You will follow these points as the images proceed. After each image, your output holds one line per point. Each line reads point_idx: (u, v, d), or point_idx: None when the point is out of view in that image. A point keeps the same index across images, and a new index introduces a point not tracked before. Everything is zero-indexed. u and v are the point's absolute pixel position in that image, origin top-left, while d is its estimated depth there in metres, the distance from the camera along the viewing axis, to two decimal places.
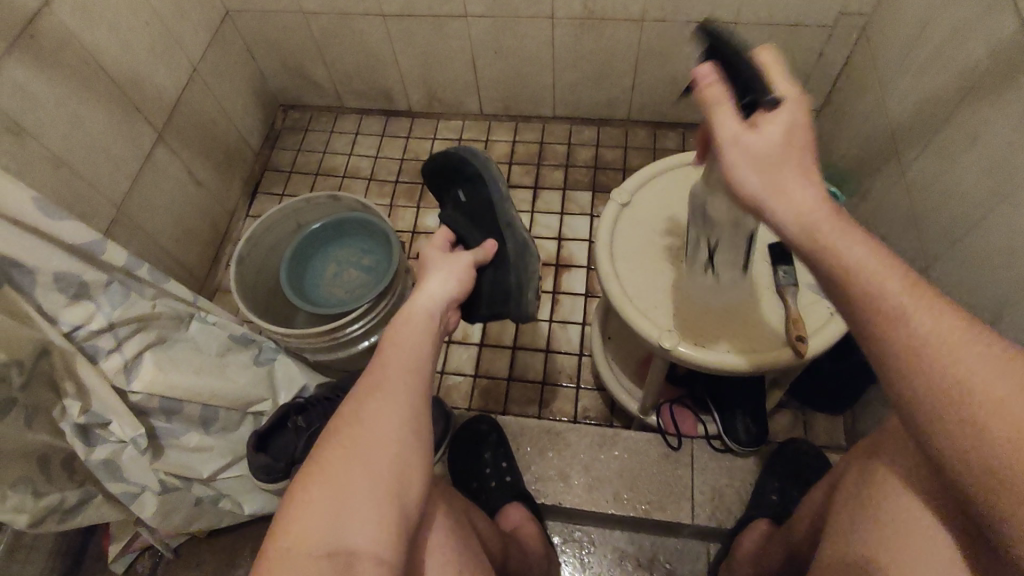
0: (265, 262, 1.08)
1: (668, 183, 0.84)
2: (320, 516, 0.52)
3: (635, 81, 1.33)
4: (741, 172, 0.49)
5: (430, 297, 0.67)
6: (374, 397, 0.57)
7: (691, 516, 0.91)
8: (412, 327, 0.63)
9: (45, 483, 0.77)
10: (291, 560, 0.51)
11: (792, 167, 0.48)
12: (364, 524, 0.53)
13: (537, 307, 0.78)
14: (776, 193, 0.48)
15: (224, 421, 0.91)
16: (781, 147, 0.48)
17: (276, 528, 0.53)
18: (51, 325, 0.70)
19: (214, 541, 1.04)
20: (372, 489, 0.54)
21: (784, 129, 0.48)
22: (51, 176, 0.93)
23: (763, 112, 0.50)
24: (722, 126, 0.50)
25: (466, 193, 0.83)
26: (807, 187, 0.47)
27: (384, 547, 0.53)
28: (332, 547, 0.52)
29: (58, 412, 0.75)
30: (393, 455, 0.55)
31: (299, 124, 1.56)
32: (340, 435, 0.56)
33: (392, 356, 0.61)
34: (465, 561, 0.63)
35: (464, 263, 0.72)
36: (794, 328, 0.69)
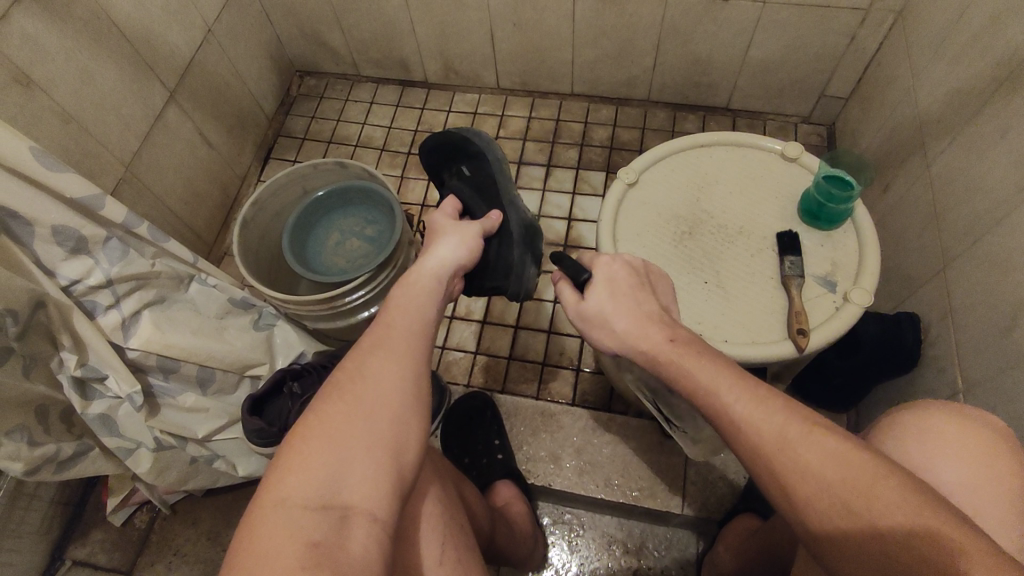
0: (269, 227, 1.07)
1: (675, 164, 0.81)
2: (317, 467, 0.49)
3: (657, 60, 1.29)
4: (589, 330, 0.61)
5: (439, 263, 0.65)
6: (377, 353, 0.55)
7: (680, 506, 0.90)
8: (416, 291, 0.61)
9: (43, 433, 0.78)
10: (284, 510, 0.47)
11: (626, 317, 0.58)
12: (361, 479, 0.49)
13: (534, 282, 0.79)
14: (620, 341, 0.58)
15: (222, 383, 0.91)
16: (609, 306, 0.59)
17: (268, 480, 0.49)
18: (49, 279, 0.71)
19: (209, 499, 1.05)
20: (371, 445, 0.51)
21: (605, 287, 0.60)
22: (60, 131, 0.93)
23: (591, 286, 0.61)
24: (565, 296, 0.63)
25: (470, 167, 0.81)
26: (647, 337, 0.56)
27: (378, 505, 0.49)
28: (327, 499, 0.48)
29: (55, 364, 0.76)
30: (393, 413, 0.53)
31: (315, 91, 1.55)
32: (340, 387, 0.53)
33: (397, 317, 0.59)
34: (454, 535, 0.61)
35: (473, 232, 0.69)
36: (795, 321, 0.68)
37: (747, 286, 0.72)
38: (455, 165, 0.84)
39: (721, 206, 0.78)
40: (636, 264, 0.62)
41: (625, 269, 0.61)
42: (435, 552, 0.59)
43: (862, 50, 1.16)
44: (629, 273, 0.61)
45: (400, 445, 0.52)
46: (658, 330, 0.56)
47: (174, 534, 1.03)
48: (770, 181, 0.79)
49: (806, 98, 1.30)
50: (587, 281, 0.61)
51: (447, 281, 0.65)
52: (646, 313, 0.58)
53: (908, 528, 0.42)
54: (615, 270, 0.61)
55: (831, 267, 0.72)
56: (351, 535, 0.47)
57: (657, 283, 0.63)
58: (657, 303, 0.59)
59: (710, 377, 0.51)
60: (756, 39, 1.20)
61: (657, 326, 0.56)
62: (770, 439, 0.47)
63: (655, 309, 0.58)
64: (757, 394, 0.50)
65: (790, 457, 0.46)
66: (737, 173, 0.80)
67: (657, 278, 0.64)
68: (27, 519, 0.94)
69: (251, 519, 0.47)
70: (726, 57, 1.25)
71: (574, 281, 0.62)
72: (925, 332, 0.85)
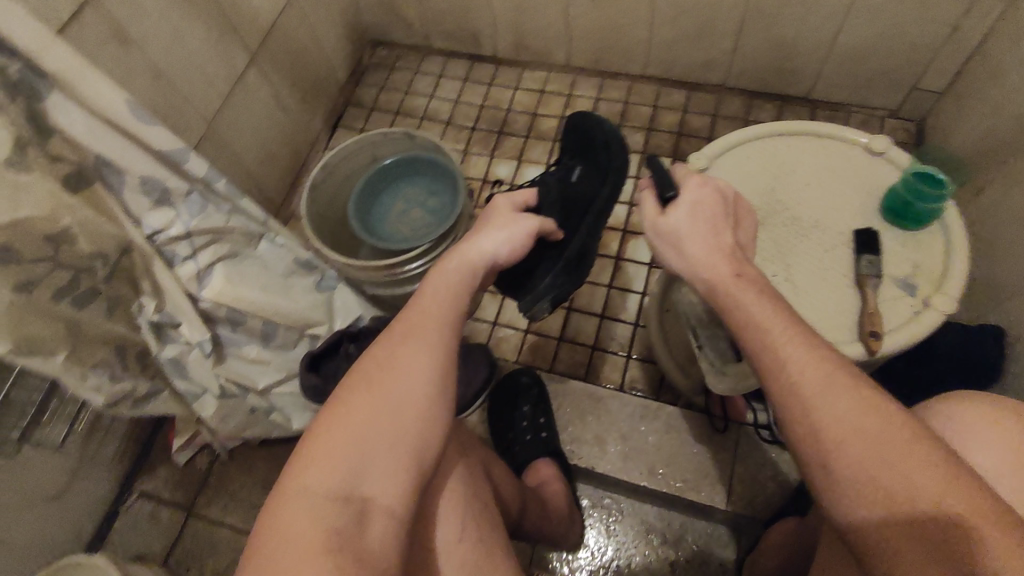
0: (336, 193, 1.10)
1: (753, 150, 0.78)
2: (338, 459, 0.50)
3: (736, 44, 1.24)
4: (659, 248, 0.58)
5: (481, 255, 0.61)
6: (406, 346, 0.55)
7: (725, 501, 0.88)
8: (454, 280, 0.59)
9: (122, 369, 0.83)
10: (306, 499, 0.48)
11: (700, 244, 0.55)
12: (381, 472, 0.50)
13: (542, 314, 0.73)
14: (686, 266, 0.56)
15: (283, 339, 0.95)
16: (686, 227, 0.56)
17: (293, 466, 0.50)
18: (136, 227, 0.74)
19: (264, 448, 1.10)
20: (393, 442, 0.51)
21: (689, 208, 0.56)
22: (151, 86, 0.97)
23: (675, 204, 0.57)
24: (644, 209, 0.60)
25: (582, 171, 0.76)
26: (712, 268, 0.54)
27: (394, 499, 0.50)
28: (347, 492, 0.49)
29: (137, 308, 0.82)
30: (418, 409, 0.53)
31: (386, 61, 1.57)
32: (367, 378, 0.53)
33: (430, 307, 0.57)
34: (476, 510, 0.62)
35: (527, 229, 0.63)
36: (869, 322, 0.64)
37: (821, 283, 0.68)
38: (574, 158, 0.80)
39: (796, 198, 0.74)
40: (727, 192, 0.59)
41: (720, 201, 0.57)
42: (455, 529, 0.59)
43: (964, 41, 1.08)
44: (717, 200, 0.57)
45: (422, 441, 0.52)
46: (725, 263, 0.54)
47: (230, 477, 1.09)
48: (853, 175, 0.75)
49: (896, 90, 1.23)
50: (671, 200, 0.58)
51: (483, 275, 0.62)
52: (721, 245, 0.55)
53: (923, 502, 0.43)
54: (705, 194, 0.57)
55: (913, 269, 0.68)
56: (368, 527, 0.49)
57: (743, 217, 0.60)
58: (734, 238, 0.56)
59: (793, 354, 0.48)
60: (846, 25, 1.13)
61: (727, 259, 0.54)
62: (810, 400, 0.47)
63: (730, 242, 0.56)
64: (807, 360, 0.48)
65: (829, 413, 0.46)
66: (816, 164, 0.76)
67: (745, 211, 0.61)
68: (102, 448, 1.01)
69: (275, 504, 0.48)
70: (812, 44, 1.19)
71: (659, 196, 0.59)
72: (1008, 346, 0.80)
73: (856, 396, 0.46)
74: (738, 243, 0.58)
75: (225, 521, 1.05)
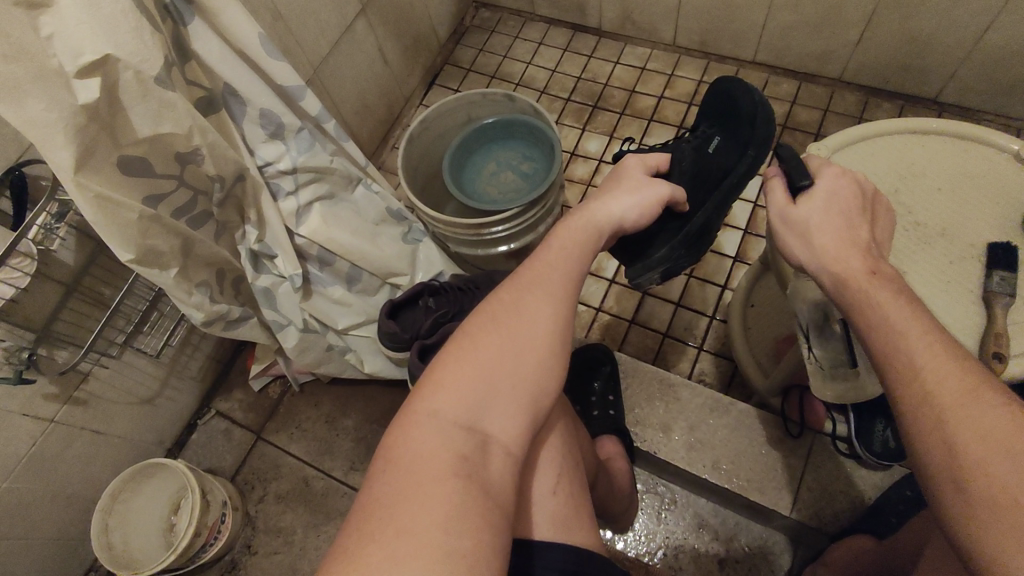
0: (430, 149, 1.11)
1: (878, 147, 0.73)
2: (466, 389, 0.49)
3: (862, 36, 1.16)
4: (783, 237, 0.57)
5: (609, 213, 0.60)
6: (533, 291, 0.54)
7: (789, 508, 0.85)
8: (581, 235, 0.58)
9: (219, 292, 0.88)
10: (433, 424, 0.47)
11: (830, 236, 0.54)
12: (504, 408, 0.50)
13: (648, 284, 0.73)
14: (812, 257, 0.54)
15: (365, 284, 0.98)
16: (817, 218, 0.54)
17: (418, 393, 0.49)
18: (250, 156, 0.78)
19: (333, 388, 1.15)
20: (516, 381, 0.50)
21: (823, 200, 0.55)
22: (269, 26, 1.00)
23: (806, 195, 0.56)
24: (772, 195, 0.58)
25: (721, 142, 0.72)
26: (845, 264, 0.52)
27: (515, 437, 0.49)
28: (473, 421, 0.48)
29: (240, 235, 0.86)
30: (540, 353, 0.52)
31: (487, 25, 1.56)
32: (494, 318, 0.53)
33: (556, 258, 0.57)
34: (567, 472, 0.62)
35: (658, 195, 0.61)
36: (994, 342, 0.59)
37: (941, 296, 0.63)
38: (711, 127, 0.76)
39: (924, 201, 0.69)
40: (865, 185, 0.56)
41: (847, 193, 0.55)
42: (549, 483, 0.59)
43: None
44: (853, 191, 0.56)
45: (542, 386, 0.52)
46: (859, 258, 0.51)
47: (299, 410, 1.14)
48: (990, 185, 0.69)
49: None
50: (805, 188, 0.56)
51: (609, 237, 0.61)
52: (855, 239, 0.53)
53: None
54: (840, 185, 0.56)
55: None
56: (492, 459, 0.47)
57: (879, 211, 0.58)
58: (870, 234, 0.54)
59: (930, 359, 0.45)
60: (993, 25, 1.04)
61: (860, 255, 0.52)
62: (940, 404, 0.43)
63: (866, 237, 0.53)
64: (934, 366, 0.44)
65: (960, 420, 0.42)
66: (952, 167, 0.71)
67: (883, 210, 0.58)
68: (189, 365, 1.08)
69: (402, 425, 0.47)
70: (949, 43, 1.10)
71: (790, 183, 0.58)
72: None
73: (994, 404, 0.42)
74: (875, 240, 0.55)
75: (290, 450, 1.11)
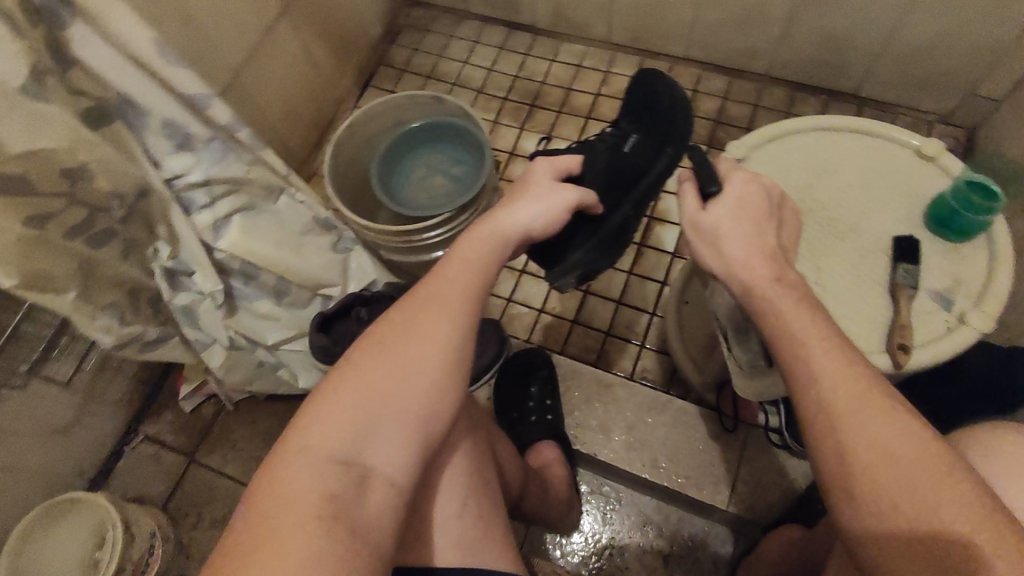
0: (359, 153, 1.08)
1: (796, 144, 0.74)
2: (346, 421, 0.47)
3: (786, 32, 1.19)
4: (695, 242, 0.57)
5: (514, 223, 0.58)
6: (427, 312, 0.52)
7: (726, 501, 0.87)
8: (482, 249, 0.56)
9: (133, 314, 0.83)
10: (307, 459, 0.46)
11: (738, 242, 0.54)
12: (387, 439, 0.48)
13: (566, 287, 0.72)
14: (721, 263, 0.55)
15: (294, 296, 0.95)
16: (726, 224, 0.54)
17: (298, 423, 0.48)
18: (154, 169, 0.73)
19: (269, 404, 1.11)
20: (402, 409, 0.49)
21: (731, 204, 0.55)
22: (179, 29, 0.95)
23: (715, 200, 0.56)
24: (683, 202, 0.58)
25: (638, 141, 0.71)
26: (750, 270, 0.52)
27: (398, 468, 0.48)
28: (351, 455, 0.46)
29: (150, 253, 0.81)
30: (430, 379, 0.50)
31: (421, 23, 1.53)
32: (383, 343, 0.51)
33: (456, 274, 0.54)
34: (478, 488, 0.61)
35: (567, 201, 0.60)
36: (899, 334, 0.62)
37: (854, 290, 0.65)
38: (631, 123, 0.74)
39: (836, 197, 0.71)
40: (772, 190, 0.57)
41: (754, 197, 0.56)
42: (456, 503, 0.59)
43: None
44: (761, 196, 0.56)
45: (432, 412, 0.50)
46: (765, 265, 0.52)
47: (233, 429, 1.09)
48: (899, 179, 0.71)
49: (950, 93, 1.17)
50: (712, 195, 0.57)
51: (515, 247, 0.59)
52: (764, 245, 0.54)
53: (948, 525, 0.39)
54: (749, 190, 0.56)
55: (950, 282, 0.65)
56: (370, 495, 0.46)
57: (786, 214, 0.59)
58: (777, 239, 0.55)
59: (830, 366, 0.46)
60: (905, 21, 1.07)
61: (767, 261, 0.52)
62: (835, 411, 0.45)
63: (774, 243, 0.54)
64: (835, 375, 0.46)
65: (853, 428, 0.44)
66: (861, 164, 0.72)
67: (789, 212, 0.59)
68: (110, 389, 1.02)
69: (275, 461, 0.46)
70: (867, 38, 1.13)
71: (700, 190, 0.58)
72: None
73: (883, 410, 0.44)
74: (781, 243, 0.56)
75: (225, 471, 1.06)
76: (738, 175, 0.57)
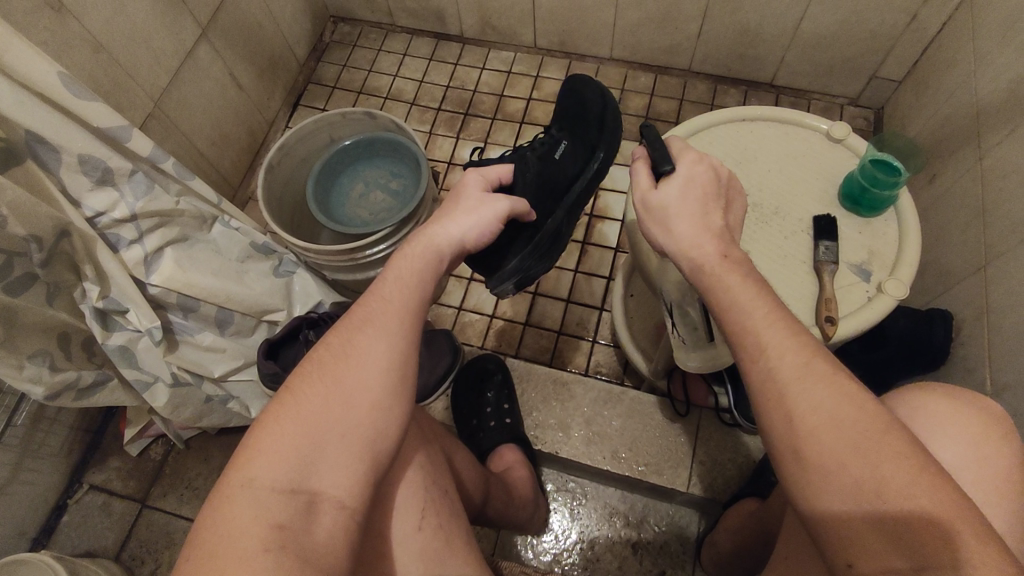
0: (294, 175, 1.07)
1: (719, 135, 0.78)
2: (288, 448, 0.46)
3: (702, 28, 1.24)
4: (645, 221, 0.57)
5: (446, 240, 0.58)
6: (365, 331, 0.52)
7: (686, 484, 0.90)
8: (415, 264, 0.56)
9: (64, 359, 0.79)
10: (251, 492, 0.44)
11: (686, 221, 0.53)
12: (333, 463, 0.47)
13: (507, 292, 0.74)
14: (669, 242, 0.54)
15: (238, 325, 0.92)
16: (675, 203, 0.54)
17: (240, 457, 0.46)
18: (75, 209, 0.71)
19: (222, 438, 1.07)
20: (346, 431, 0.48)
21: (681, 184, 0.55)
22: (91, 60, 0.92)
23: (667, 179, 0.55)
24: (635, 181, 0.57)
25: (567, 148, 0.73)
26: (699, 246, 0.52)
27: (348, 489, 0.47)
28: (297, 482, 0.46)
29: (78, 294, 0.76)
30: (373, 397, 0.50)
31: (348, 39, 1.52)
32: (322, 367, 0.50)
33: (391, 292, 0.54)
34: (436, 501, 0.61)
35: (498, 210, 0.61)
36: (825, 307, 0.65)
37: (782, 269, 0.69)
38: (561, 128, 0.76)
39: (757, 183, 0.74)
40: (721, 172, 0.57)
41: (706, 176, 0.55)
42: (415, 519, 0.58)
43: (923, 30, 1.09)
44: (710, 176, 0.56)
45: (378, 430, 0.49)
46: (711, 241, 0.52)
47: (186, 468, 1.05)
48: (814, 162, 0.76)
49: (856, 78, 1.24)
50: (666, 173, 0.56)
51: (449, 261, 0.59)
52: (710, 225, 0.53)
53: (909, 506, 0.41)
54: (699, 171, 0.56)
55: (866, 255, 0.70)
56: (319, 522, 0.45)
57: (735, 200, 0.58)
58: (724, 218, 0.54)
59: (780, 349, 0.47)
60: (810, 12, 1.13)
61: (713, 237, 0.52)
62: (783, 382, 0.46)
63: (719, 223, 0.53)
64: (796, 359, 0.46)
65: (804, 400, 0.45)
66: (777, 150, 0.76)
67: (738, 191, 0.59)
68: (48, 441, 0.97)
69: (217, 497, 0.44)
70: (776, 30, 1.19)
71: (652, 168, 0.57)
72: (956, 331, 0.82)
73: (822, 376, 0.46)
74: (727, 224, 0.55)
75: (181, 513, 1.02)
76: (688, 157, 0.56)
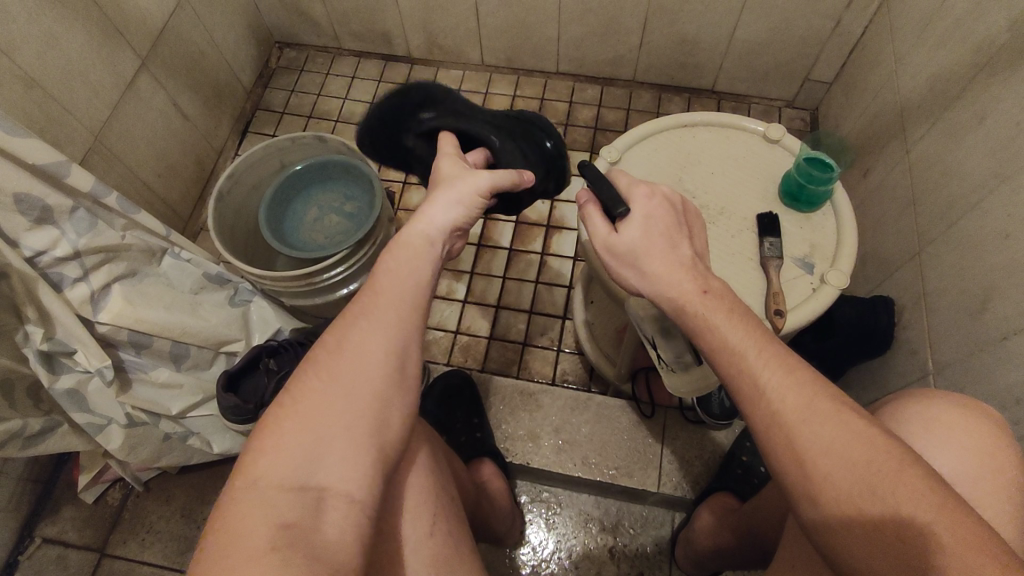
0: (245, 203, 1.05)
1: (663, 141, 0.80)
2: (294, 446, 0.45)
3: (643, 39, 1.28)
4: (613, 265, 0.56)
5: (431, 222, 0.56)
6: (362, 325, 0.50)
7: (657, 484, 0.91)
8: (409, 253, 0.54)
9: (8, 408, 0.76)
10: (258, 493, 0.43)
11: (656, 259, 0.53)
12: (339, 458, 0.46)
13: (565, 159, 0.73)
14: (646, 284, 0.54)
15: (195, 359, 0.90)
16: (640, 245, 0.54)
17: (245, 460, 0.45)
18: (13, 249, 0.67)
19: (184, 477, 1.04)
20: (350, 425, 0.47)
21: (640, 222, 0.54)
22: (25, 97, 0.89)
23: (626, 221, 0.55)
24: (593, 226, 0.57)
25: None
26: (677, 286, 0.51)
27: (357, 483, 0.46)
28: (305, 479, 0.44)
29: (21, 336, 0.74)
30: (374, 390, 0.48)
31: (295, 64, 1.51)
32: (322, 363, 0.49)
33: (386, 282, 0.53)
34: (442, 509, 0.61)
35: (480, 182, 0.58)
36: (773, 301, 0.68)
37: (731, 267, 0.71)
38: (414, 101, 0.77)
39: (702, 186, 0.77)
40: (675, 200, 0.56)
41: (666, 212, 0.55)
42: (424, 525, 0.58)
43: (847, 34, 1.16)
44: (667, 209, 0.56)
45: (382, 423, 0.48)
46: (689, 278, 0.51)
47: (147, 510, 1.01)
48: (755, 163, 0.79)
49: (791, 81, 1.30)
50: (623, 215, 0.55)
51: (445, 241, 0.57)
52: (678, 258, 0.53)
53: (882, 500, 0.42)
54: (655, 206, 0.56)
55: (808, 249, 0.73)
56: (328, 517, 0.44)
57: (694, 225, 0.58)
58: (691, 248, 0.54)
59: (749, 349, 0.49)
60: (742, 21, 1.19)
61: (689, 274, 0.52)
62: (750, 370, 0.48)
63: (687, 254, 0.53)
64: (768, 359, 0.48)
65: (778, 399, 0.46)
66: (718, 153, 0.79)
67: (694, 216, 0.59)
68: None
69: (225, 498, 0.43)
70: (713, 39, 1.24)
71: (607, 212, 0.57)
72: (898, 316, 0.86)
73: (780, 362, 0.48)
74: (697, 251, 0.55)
75: (144, 558, 0.98)
76: (641, 194, 0.56)
